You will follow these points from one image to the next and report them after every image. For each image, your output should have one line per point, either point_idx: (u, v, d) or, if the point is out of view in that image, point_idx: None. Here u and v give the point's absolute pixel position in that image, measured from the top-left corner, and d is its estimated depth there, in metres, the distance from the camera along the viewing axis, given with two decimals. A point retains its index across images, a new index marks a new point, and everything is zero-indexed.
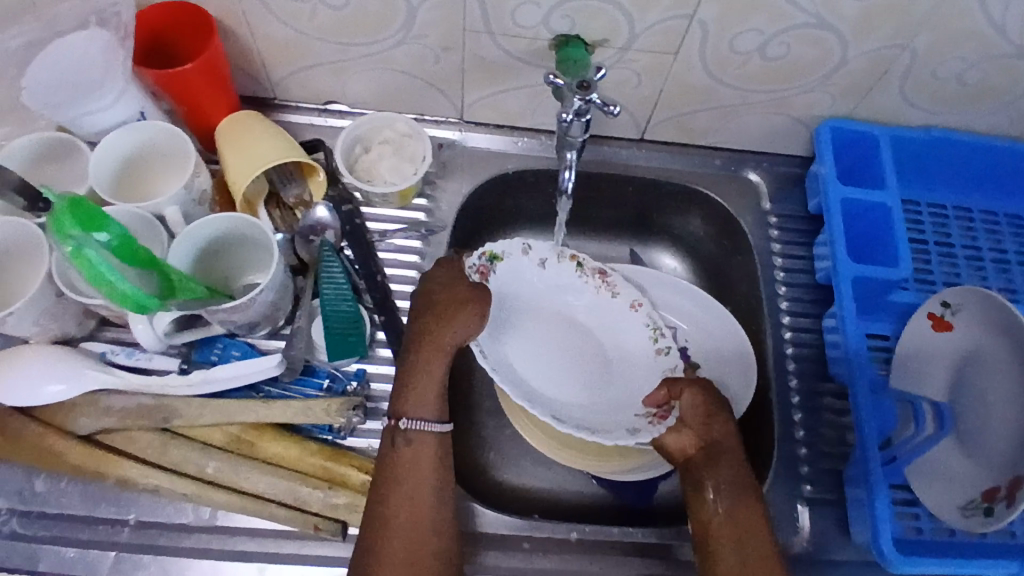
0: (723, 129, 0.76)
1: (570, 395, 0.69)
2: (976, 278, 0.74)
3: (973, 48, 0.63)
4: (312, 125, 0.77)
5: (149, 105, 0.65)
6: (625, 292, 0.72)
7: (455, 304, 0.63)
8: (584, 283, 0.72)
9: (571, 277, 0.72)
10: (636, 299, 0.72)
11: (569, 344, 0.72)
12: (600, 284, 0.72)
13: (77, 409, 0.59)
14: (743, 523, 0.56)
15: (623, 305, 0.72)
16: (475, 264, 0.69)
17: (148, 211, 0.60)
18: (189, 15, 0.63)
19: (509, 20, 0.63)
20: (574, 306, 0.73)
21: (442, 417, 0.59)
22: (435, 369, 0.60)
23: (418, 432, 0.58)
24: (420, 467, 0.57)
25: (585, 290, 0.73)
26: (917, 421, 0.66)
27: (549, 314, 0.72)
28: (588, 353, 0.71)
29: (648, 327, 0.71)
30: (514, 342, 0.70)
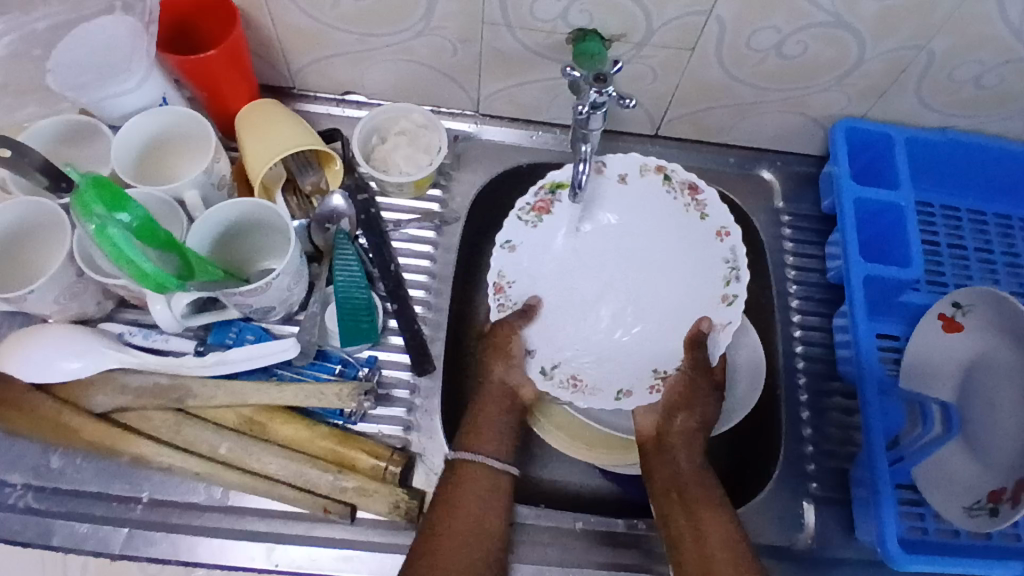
0: (738, 127, 0.76)
1: (583, 339, 0.66)
2: (987, 282, 0.74)
3: (991, 52, 0.63)
4: (329, 115, 0.77)
5: (171, 90, 0.66)
6: (715, 215, 0.67)
7: (497, 348, 0.66)
8: (674, 200, 0.69)
9: (658, 192, 0.69)
10: (723, 225, 0.67)
11: (615, 275, 0.69)
12: (690, 201, 0.68)
13: (94, 387, 0.60)
14: (695, 510, 0.60)
15: (708, 230, 0.67)
16: (533, 198, 0.69)
17: (168, 194, 0.61)
18: (212, 2, 0.64)
19: (528, 14, 0.63)
20: (649, 229, 0.69)
21: (502, 456, 0.63)
22: (489, 410, 0.65)
23: (474, 465, 0.62)
24: (471, 496, 0.60)
25: (673, 207, 0.69)
26: (924, 422, 0.66)
27: (613, 239, 0.69)
28: (631, 292, 0.68)
29: (725, 264, 0.66)
30: (553, 269, 0.69)
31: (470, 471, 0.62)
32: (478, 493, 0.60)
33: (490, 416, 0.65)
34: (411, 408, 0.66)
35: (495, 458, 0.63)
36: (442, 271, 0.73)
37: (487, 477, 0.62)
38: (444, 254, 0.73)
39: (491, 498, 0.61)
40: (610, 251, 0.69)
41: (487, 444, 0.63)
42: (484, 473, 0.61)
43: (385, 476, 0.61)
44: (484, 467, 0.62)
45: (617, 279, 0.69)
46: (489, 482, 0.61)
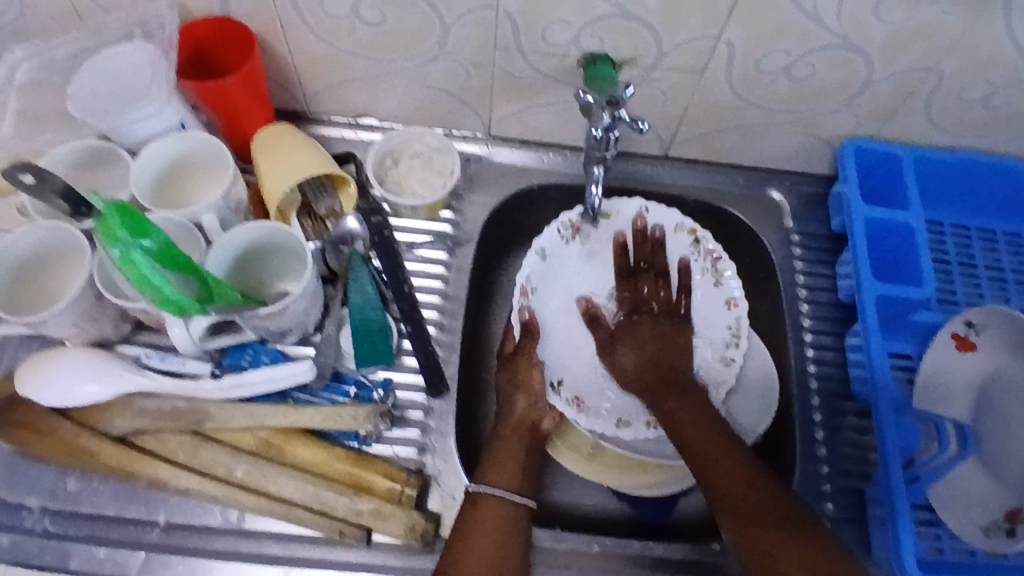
0: (747, 148, 0.77)
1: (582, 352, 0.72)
2: (998, 299, 0.75)
3: (998, 73, 0.64)
4: (343, 139, 0.78)
5: (189, 115, 0.67)
6: (729, 287, 0.73)
7: (521, 381, 0.68)
8: (695, 262, 0.73)
9: (685, 249, 0.74)
10: (734, 297, 0.72)
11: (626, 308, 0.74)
12: (709, 267, 0.73)
13: (112, 410, 0.61)
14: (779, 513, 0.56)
15: (720, 298, 0.73)
16: (568, 222, 0.73)
17: (186, 218, 0.62)
18: (230, 30, 0.65)
19: (540, 38, 0.64)
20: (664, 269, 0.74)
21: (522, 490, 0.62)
22: (512, 442, 0.65)
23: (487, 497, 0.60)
24: (487, 525, 0.59)
25: (693, 267, 0.74)
26: (940, 441, 0.65)
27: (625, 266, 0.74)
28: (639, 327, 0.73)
29: (728, 333, 0.72)
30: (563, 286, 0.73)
31: (486, 503, 0.60)
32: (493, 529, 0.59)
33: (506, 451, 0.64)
34: (426, 429, 0.66)
35: (513, 491, 0.61)
36: (456, 292, 0.73)
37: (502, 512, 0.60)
38: (457, 275, 0.74)
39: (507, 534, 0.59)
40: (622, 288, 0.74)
41: (499, 476, 0.62)
42: (502, 509, 0.60)
43: (401, 499, 0.61)
44: (494, 496, 0.60)
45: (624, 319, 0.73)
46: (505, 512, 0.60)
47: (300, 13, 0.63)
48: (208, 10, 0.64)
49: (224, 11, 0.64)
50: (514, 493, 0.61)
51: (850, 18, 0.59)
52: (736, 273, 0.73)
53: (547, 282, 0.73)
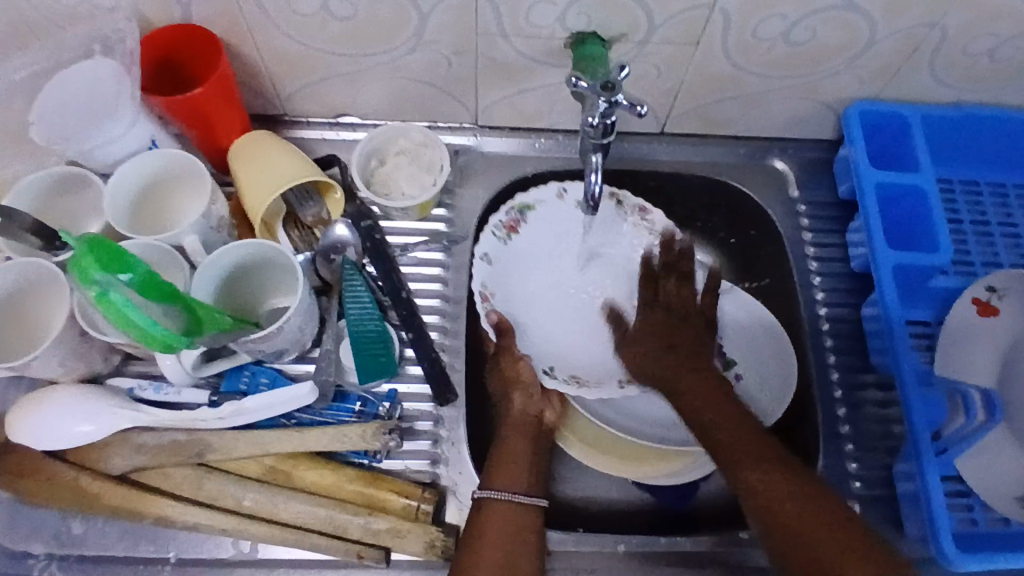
0: (747, 118, 0.74)
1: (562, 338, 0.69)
2: (1015, 257, 0.72)
3: (1006, 23, 0.61)
4: (324, 140, 0.75)
5: (158, 131, 0.64)
6: (664, 226, 0.71)
7: (511, 378, 0.66)
8: (623, 223, 0.71)
9: (612, 217, 0.71)
10: (672, 233, 0.70)
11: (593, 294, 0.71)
12: (640, 223, 0.71)
13: (110, 449, 0.58)
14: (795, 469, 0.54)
15: (647, 245, 0.71)
16: (503, 221, 0.69)
17: (166, 242, 0.59)
18: (193, 36, 0.61)
19: (524, 20, 0.60)
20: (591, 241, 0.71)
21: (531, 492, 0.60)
22: (519, 449, 0.62)
23: (493, 502, 0.58)
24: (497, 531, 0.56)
25: (626, 231, 0.71)
26: (966, 412, 0.63)
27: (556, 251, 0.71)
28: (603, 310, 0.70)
29: (681, 270, 0.70)
30: (524, 285, 0.70)
31: (493, 508, 0.58)
32: (508, 532, 0.57)
33: (511, 452, 0.62)
34: (437, 440, 0.64)
35: (523, 494, 0.59)
36: (456, 294, 0.70)
37: (516, 515, 0.58)
38: (455, 276, 0.71)
39: (523, 536, 0.57)
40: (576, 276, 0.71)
41: (506, 481, 0.60)
42: (515, 512, 0.58)
43: (418, 515, 0.59)
44: (506, 501, 0.58)
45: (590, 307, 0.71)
46: (514, 514, 0.58)
47: (267, 13, 0.60)
48: (168, 17, 0.60)
49: (185, 17, 0.60)
50: (523, 496, 0.59)
51: None
52: (665, 212, 0.71)
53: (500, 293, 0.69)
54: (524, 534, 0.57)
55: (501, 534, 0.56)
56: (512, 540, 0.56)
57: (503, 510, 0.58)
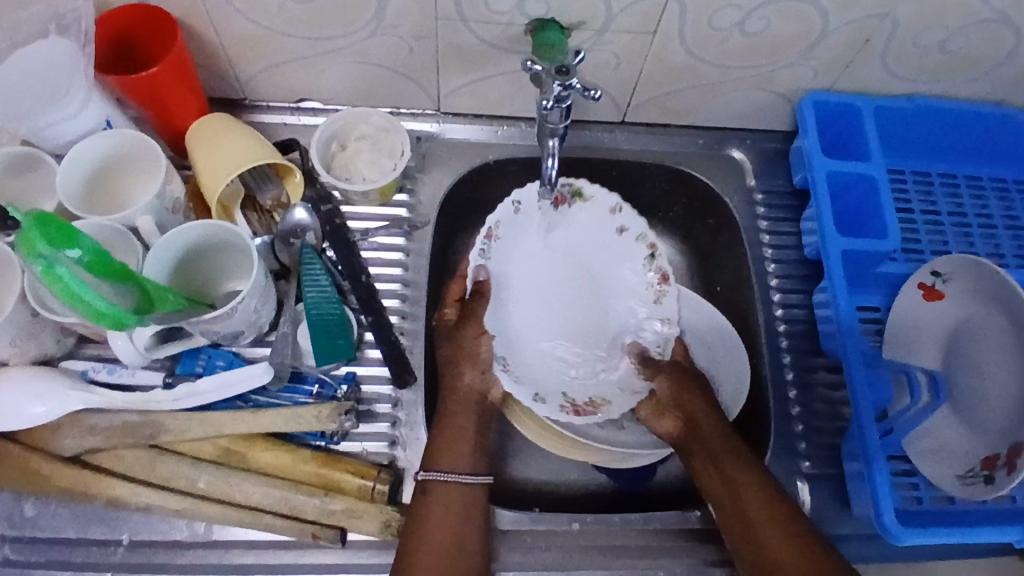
0: (705, 108, 0.75)
1: (529, 320, 0.69)
2: (962, 245, 0.74)
3: (954, 16, 0.62)
4: (285, 124, 0.75)
5: (114, 112, 0.63)
6: (666, 308, 0.70)
7: (467, 352, 0.65)
8: (642, 275, 0.70)
9: (634, 259, 0.71)
10: (668, 317, 0.70)
11: (580, 299, 0.71)
12: (656, 284, 0.70)
13: (62, 430, 0.58)
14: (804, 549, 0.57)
15: (651, 317, 0.70)
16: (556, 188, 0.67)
17: (119, 222, 0.58)
18: (150, 16, 0.61)
19: (483, 6, 0.61)
20: (598, 254, 0.71)
21: (478, 471, 0.61)
22: (463, 423, 0.63)
23: (437, 485, 0.59)
24: (442, 514, 0.58)
25: (637, 271, 0.71)
26: (912, 392, 0.65)
27: (568, 248, 0.71)
28: (580, 314, 0.70)
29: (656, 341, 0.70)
30: (527, 250, 0.70)
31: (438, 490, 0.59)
32: (453, 512, 0.58)
33: (461, 429, 0.62)
34: (394, 422, 0.64)
35: (472, 474, 0.61)
36: (416, 278, 0.71)
37: (461, 497, 0.59)
38: (416, 261, 0.71)
39: (468, 515, 0.59)
40: (574, 280, 0.71)
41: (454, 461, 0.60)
42: (462, 491, 0.59)
43: (373, 496, 0.59)
44: (453, 482, 0.59)
45: (567, 313, 0.70)
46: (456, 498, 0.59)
47: None
48: None
49: None
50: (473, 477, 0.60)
51: None
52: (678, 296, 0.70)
53: (511, 245, 0.69)
54: (470, 510, 0.59)
55: (448, 511, 0.58)
56: (459, 519, 0.58)
57: (449, 489, 0.59)
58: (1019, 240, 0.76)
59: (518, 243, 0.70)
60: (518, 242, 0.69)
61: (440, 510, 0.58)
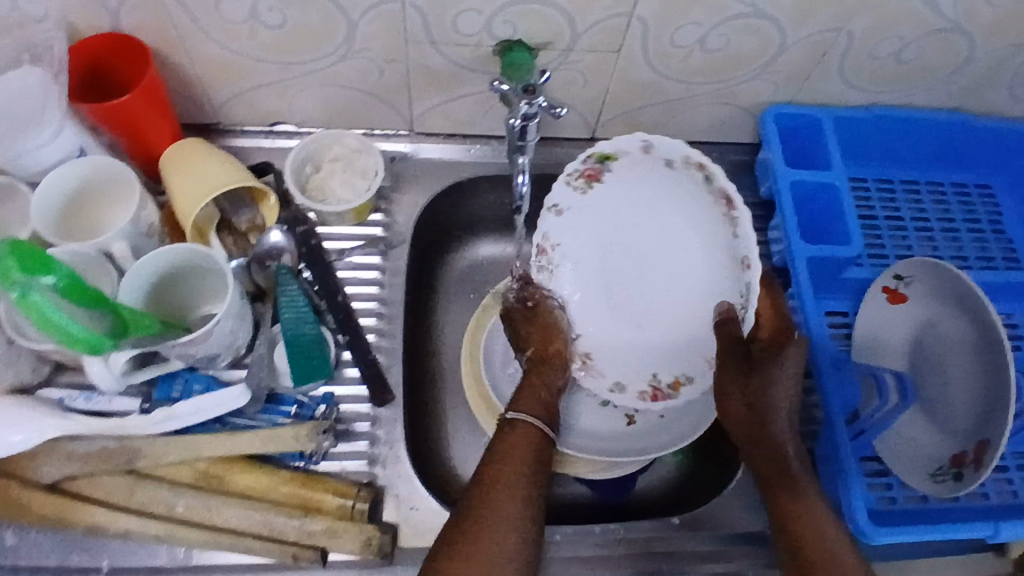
0: (673, 123, 0.77)
1: (607, 319, 0.70)
2: (925, 249, 0.77)
3: (906, 27, 0.65)
4: (259, 148, 0.75)
5: (88, 139, 0.64)
6: (744, 244, 0.66)
7: (543, 325, 0.68)
8: (705, 201, 0.68)
9: (695, 188, 0.68)
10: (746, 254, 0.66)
11: (655, 271, 0.70)
12: (726, 213, 0.67)
13: (39, 458, 0.57)
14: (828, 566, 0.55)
15: (734, 254, 0.67)
16: (580, 168, 0.68)
17: (94, 248, 0.59)
18: (121, 44, 0.62)
19: (452, 28, 0.62)
20: (659, 214, 0.69)
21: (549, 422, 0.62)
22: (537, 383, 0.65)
23: (524, 424, 0.60)
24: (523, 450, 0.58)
25: (705, 207, 0.68)
26: (880, 394, 0.66)
27: (622, 220, 0.70)
28: (657, 288, 0.70)
29: (740, 294, 0.67)
30: (588, 246, 0.70)
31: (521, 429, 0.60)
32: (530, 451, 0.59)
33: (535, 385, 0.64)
34: (374, 441, 0.65)
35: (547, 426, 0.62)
36: (392, 296, 0.71)
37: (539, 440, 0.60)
38: (393, 279, 0.72)
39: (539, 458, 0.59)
40: (637, 253, 0.70)
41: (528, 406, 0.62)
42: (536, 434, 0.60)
43: (354, 515, 0.59)
44: (530, 423, 0.60)
45: (642, 292, 0.70)
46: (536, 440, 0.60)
47: (194, 21, 0.60)
48: (96, 25, 0.61)
49: (113, 25, 0.61)
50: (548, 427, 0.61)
51: None
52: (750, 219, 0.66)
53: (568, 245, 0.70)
54: (543, 455, 0.59)
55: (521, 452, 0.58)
56: (530, 462, 0.58)
57: (525, 430, 0.60)
58: (979, 243, 0.78)
59: (572, 240, 0.70)
60: (571, 239, 0.70)
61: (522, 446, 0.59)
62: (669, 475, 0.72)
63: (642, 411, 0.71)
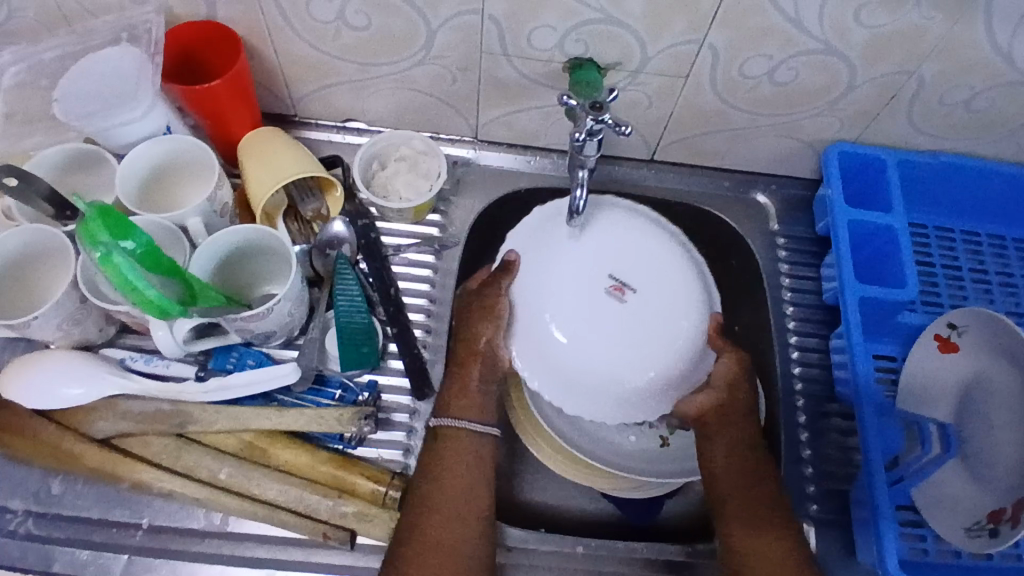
0: (733, 152, 0.77)
1: (618, 355, 0.61)
2: (981, 301, 0.75)
3: (978, 77, 0.64)
4: (330, 142, 0.79)
5: (174, 119, 0.67)
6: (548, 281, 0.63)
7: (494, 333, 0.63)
8: (595, 277, 0.62)
9: (578, 258, 0.63)
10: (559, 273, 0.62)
11: (613, 312, 0.61)
12: (609, 287, 0.62)
13: (97, 413, 0.61)
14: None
15: (597, 295, 0.61)
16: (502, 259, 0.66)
17: (171, 221, 0.62)
18: (215, 33, 0.66)
19: (526, 43, 0.65)
20: (616, 262, 0.63)
21: (486, 420, 0.64)
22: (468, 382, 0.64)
23: (449, 428, 0.62)
24: (452, 463, 0.61)
25: (591, 275, 0.62)
26: (924, 444, 0.65)
27: (614, 266, 0.63)
28: (610, 321, 0.61)
29: (603, 353, 0.60)
30: (615, 263, 0.63)
31: (455, 437, 0.62)
32: (462, 460, 0.61)
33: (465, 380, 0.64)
34: (411, 432, 0.66)
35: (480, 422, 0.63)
36: (442, 295, 0.73)
37: (469, 446, 0.62)
38: (443, 279, 0.74)
39: (477, 465, 0.61)
40: (610, 305, 0.61)
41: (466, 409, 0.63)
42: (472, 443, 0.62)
43: (385, 502, 0.61)
44: (463, 431, 0.62)
45: (609, 326, 0.61)
46: (466, 448, 0.62)
47: (286, 17, 0.64)
48: (194, 13, 0.65)
49: (210, 14, 0.65)
50: (481, 424, 0.63)
51: (832, 21, 0.60)
52: (541, 252, 0.64)
53: (609, 244, 0.63)
54: (478, 462, 0.62)
55: (457, 462, 0.61)
56: (462, 468, 0.60)
57: (460, 439, 0.62)
58: None
59: (613, 245, 0.63)
60: (612, 245, 0.63)
61: (452, 459, 0.61)
62: (698, 502, 0.72)
63: (676, 435, 0.72)
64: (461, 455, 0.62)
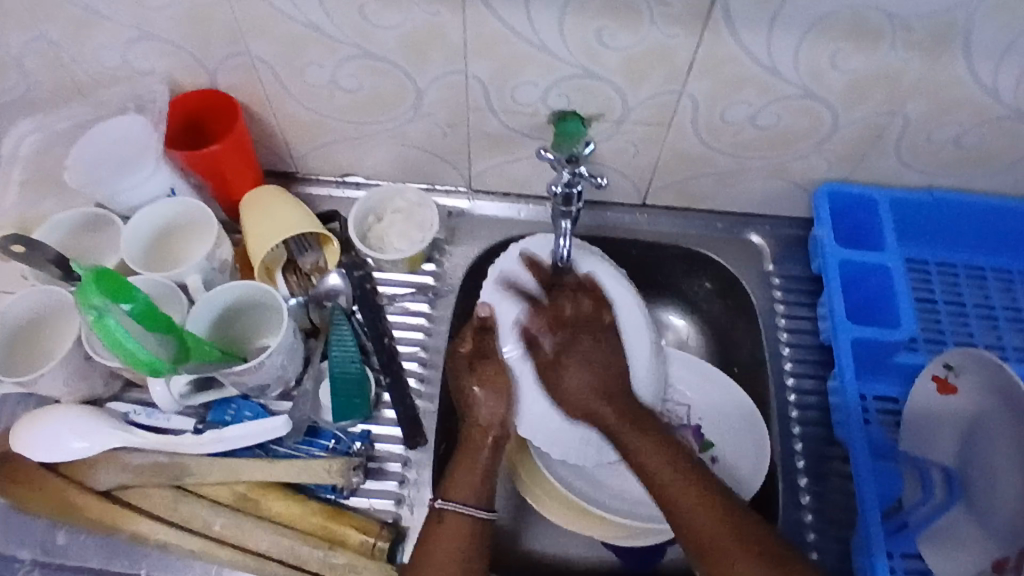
0: (724, 195, 0.78)
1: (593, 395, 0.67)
2: (988, 338, 0.73)
3: (966, 113, 0.64)
4: (330, 196, 0.81)
5: (179, 180, 0.71)
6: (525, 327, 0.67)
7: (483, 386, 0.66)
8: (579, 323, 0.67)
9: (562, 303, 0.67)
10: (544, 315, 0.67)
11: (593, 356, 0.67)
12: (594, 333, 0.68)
13: (98, 465, 0.63)
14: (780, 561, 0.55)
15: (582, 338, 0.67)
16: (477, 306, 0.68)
17: (171, 279, 0.65)
18: (215, 99, 0.69)
19: (510, 97, 0.67)
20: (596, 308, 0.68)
21: (482, 504, 0.61)
22: (474, 471, 0.63)
23: (453, 514, 0.60)
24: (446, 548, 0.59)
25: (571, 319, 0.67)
26: (925, 488, 0.64)
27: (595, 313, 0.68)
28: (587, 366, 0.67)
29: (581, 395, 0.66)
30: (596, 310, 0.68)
31: (452, 521, 0.60)
32: (459, 542, 0.59)
33: (470, 462, 0.63)
34: (403, 481, 0.67)
35: (479, 507, 0.61)
36: (436, 343, 0.75)
37: (464, 526, 0.60)
38: (438, 327, 0.76)
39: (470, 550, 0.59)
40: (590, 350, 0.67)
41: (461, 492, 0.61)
42: (469, 527, 0.60)
43: (374, 553, 0.61)
44: (463, 514, 0.60)
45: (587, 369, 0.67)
46: (466, 530, 0.60)
47: (282, 82, 0.67)
48: (196, 82, 0.69)
49: (210, 82, 0.68)
50: (479, 509, 0.61)
51: (807, 67, 0.61)
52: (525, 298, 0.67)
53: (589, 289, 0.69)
54: (474, 548, 0.59)
55: (448, 546, 0.59)
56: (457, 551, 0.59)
57: (458, 519, 0.60)
58: None
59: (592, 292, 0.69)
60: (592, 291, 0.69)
61: (446, 543, 0.59)
62: None
63: None
64: (456, 539, 0.59)
